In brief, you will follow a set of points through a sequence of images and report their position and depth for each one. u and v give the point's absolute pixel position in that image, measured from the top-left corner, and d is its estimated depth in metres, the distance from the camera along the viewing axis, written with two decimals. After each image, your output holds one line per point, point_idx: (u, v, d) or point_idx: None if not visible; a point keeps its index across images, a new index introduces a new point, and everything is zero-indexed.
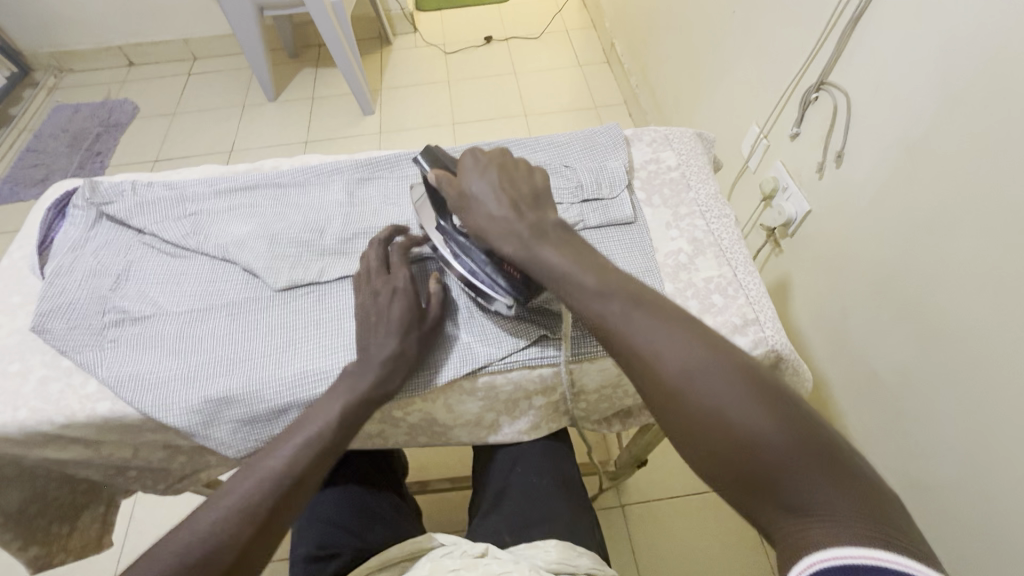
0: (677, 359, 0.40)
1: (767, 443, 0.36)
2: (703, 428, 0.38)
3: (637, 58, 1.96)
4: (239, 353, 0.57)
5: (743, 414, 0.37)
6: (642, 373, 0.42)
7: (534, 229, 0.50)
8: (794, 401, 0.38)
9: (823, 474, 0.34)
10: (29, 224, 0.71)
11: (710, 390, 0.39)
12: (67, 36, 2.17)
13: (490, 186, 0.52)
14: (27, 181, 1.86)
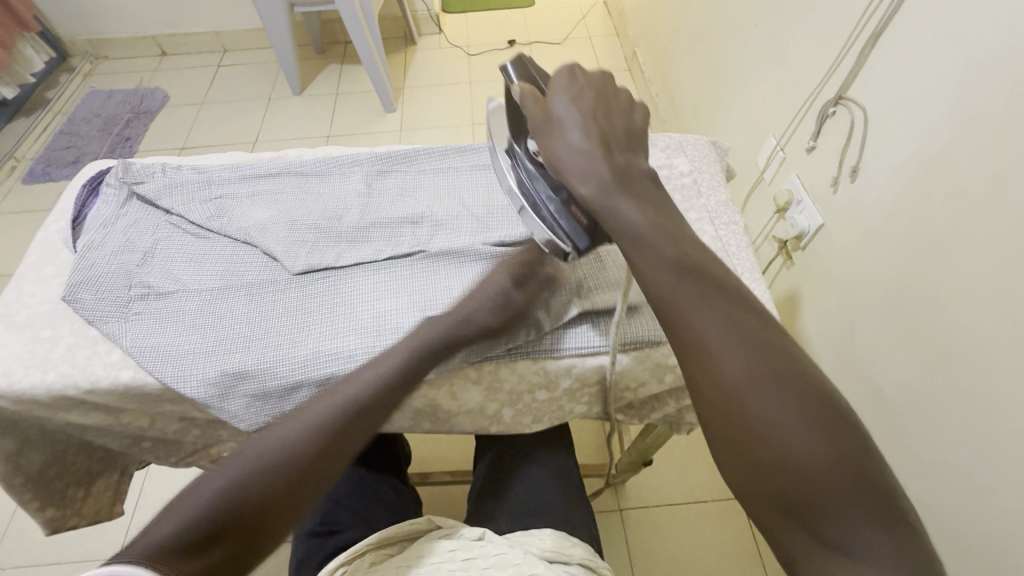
0: (743, 363, 0.35)
1: (823, 473, 0.32)
2: (754, 443, 0.34)
3: (659, 67, 1.97)
4: (257, 332, 0.59)
5: (797, 428, 0.33)
6: (688, 351, 0.37)
7: (621, 173, 0.45)
8: (852, 427, 0.34)
9: (872, 516, 0.31)
10: (64, 200, 0.74)
11: (771, 396, 0.34)
12: (104, 24, 2.24)
13: (583, 113, 0.47)
14: (59, 162, 1.93)
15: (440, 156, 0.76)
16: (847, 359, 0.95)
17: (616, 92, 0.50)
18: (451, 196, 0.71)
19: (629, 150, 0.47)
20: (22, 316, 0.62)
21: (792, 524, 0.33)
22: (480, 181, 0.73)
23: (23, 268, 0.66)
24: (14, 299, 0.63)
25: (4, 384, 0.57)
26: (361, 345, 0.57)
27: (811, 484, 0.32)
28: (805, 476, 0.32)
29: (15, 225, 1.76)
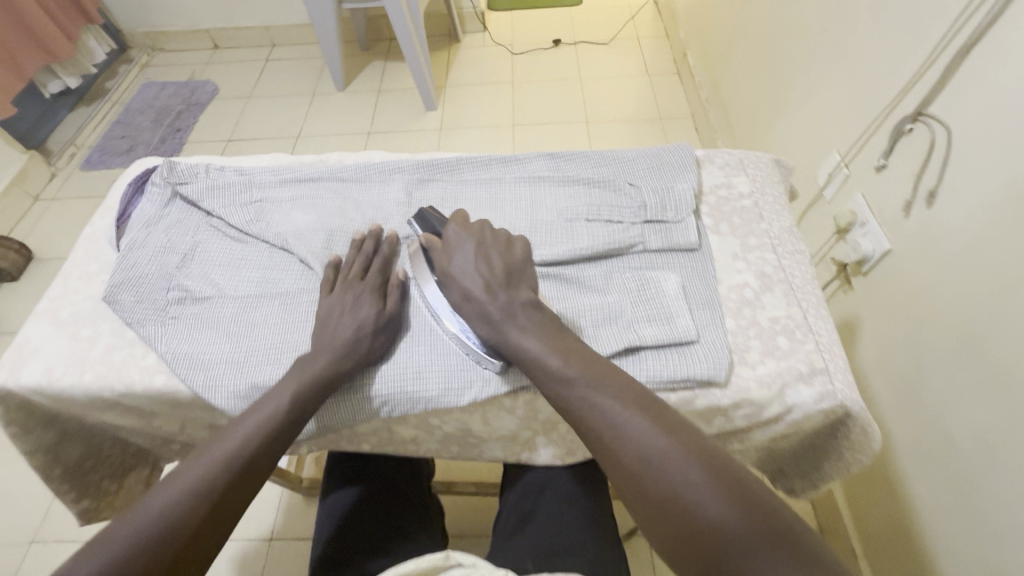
0: (636, 444, 0.44)
1: (723, 526, 0.38)
2: (665, 511, 0.41)
3: (710, 71, 1.89)
4: (287, 345, 0.57)
5: (699, 492, 0.40)
6: (609, 463, 0.45)
7: (503, 312, 0.52)
8: (747, 485, 0.40)
9: (778, 560, 0.36)
10: (112, 197, 0.75)
11: (670, 466, 0.42)
12: (162, 18, 2.31)
13: (469, 264, 0.55)
14: (114, 151, 2.00)
15: (484, 167, 0.73)
16: (911, 401, 0.87)
17: (495, 235, 0.58)
18: (494, 210, 0.68)
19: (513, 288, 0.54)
20: (65, 312, 0.62)
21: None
22: (525, 195, 0.70)
23: (70, 264, 0.67)
24: (59, 294, 0.64)
25: (44, 381, 0.57)
26: (392, 366, 0.55)
27: (718, 540, 0.38)
28: (732, 562, 0.37)
29: (70, 211, 1.83)
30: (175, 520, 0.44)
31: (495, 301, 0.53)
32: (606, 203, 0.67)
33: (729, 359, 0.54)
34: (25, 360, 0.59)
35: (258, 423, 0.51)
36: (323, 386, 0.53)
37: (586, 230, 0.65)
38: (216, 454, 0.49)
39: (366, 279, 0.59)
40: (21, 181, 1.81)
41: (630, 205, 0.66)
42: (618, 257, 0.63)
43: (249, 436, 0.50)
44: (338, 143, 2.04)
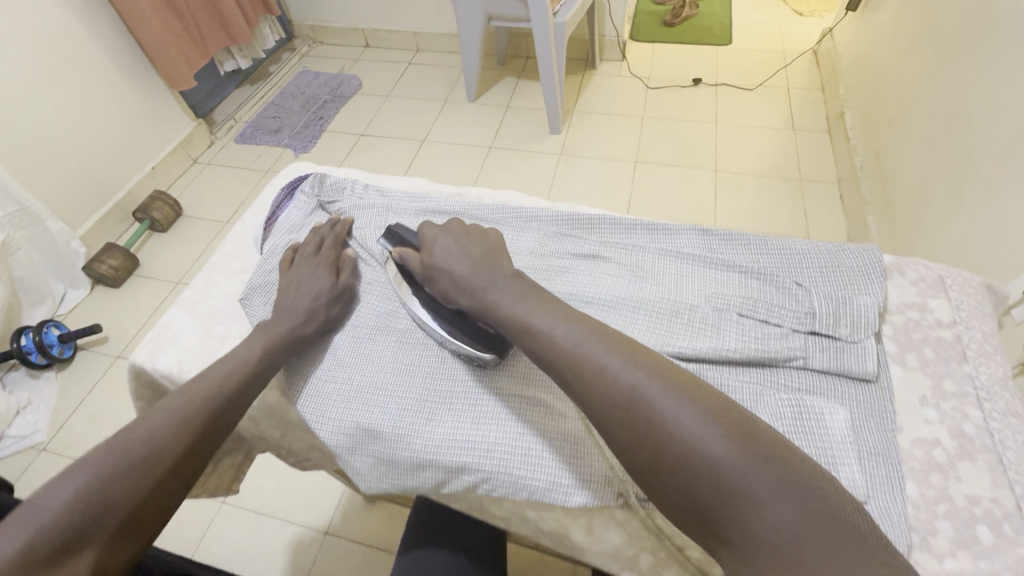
0: (622, 381, 0.42)
1: (714, 460, 0.37)
2: (654, 448, 0.40)
3: (872, 138, 1.69)
4: (399, 390, 0.55)
5: (689, 424, 0.39)
6: (593, 397, 0.43)
7: (486, 282, 0.51)
8: (735, 411, 0.40)
9: (771, 485, 0.36)
10: (265, 196, 0.79)
11: (659, 399, 0.41)
12: (327, 14, 2.52)
13: (452, 248, 0.54)
14: (264, 129, 2.19)
15: (628, 232, 0.68)
16: None
17: (476, 226, 0.57)
18: (630, 281, 0.62)
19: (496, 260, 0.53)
20: (203, 306, 0.66)
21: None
22: (668, 272, 0.63)
23: (216, 257, 0.71)
24: (202, 286, 0.68)
25: (175, 371, 0.60)
26: (502, 439, 0.51)
27: (711, 477, 0.37)
28: (729, 493, 0.37)
29: (219, 177, 2.03)
30: (163, 444, 0.45)
31: (480, 278, 0.51)
32: (763, 299, 0.59)
33: (908, 540, 0.43)
34: (163, 345, 0.62)
35: (233, 370, 0.53)
36: (291, 345, 0.57)
37: (735, 327, 0.56)
38: (198, 392, 0.50)
39: (319, 256, 0.63)
40: (186, 145, 2.03)
41: (793, 308, 0.57)
42: (770, 368, 0.54)
43: (226, 377, 0.52)
44: (460, 152, 2.09)
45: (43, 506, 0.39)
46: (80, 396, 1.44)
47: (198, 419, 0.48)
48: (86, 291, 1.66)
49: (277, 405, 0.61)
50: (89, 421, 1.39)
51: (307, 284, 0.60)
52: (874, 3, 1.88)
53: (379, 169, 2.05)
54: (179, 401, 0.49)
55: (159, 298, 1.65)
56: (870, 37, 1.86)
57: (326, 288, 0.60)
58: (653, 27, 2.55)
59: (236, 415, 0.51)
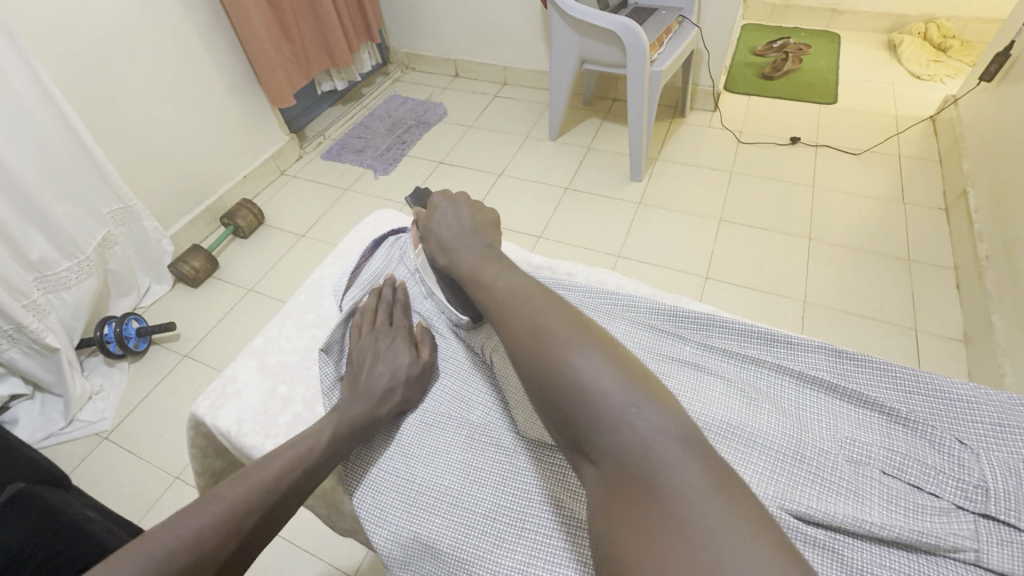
0: (531, 321, 0.42)
1: (603, 393, 0.37)
2: (552, 382, 0.39)
3: (1005, 225, 1.48)
4: (465, 501, 0.48)
5: (588, 360, 0.38)
6: (509, 331, 0.43)
7: (469, 239, 0.55)
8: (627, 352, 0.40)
9: (653, 414, 0.36)
10: (349, 246, 0.79)
11: (562, 330, 0.41)
12: (423, 44, 2.61)
13: (449, 214, 0.59)
14: (349, 148, 2.26)
15: (740, 339, 0.59)
16: None
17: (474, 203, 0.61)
18: (742, 402, 0.53)
19: (480, 232, 0.57)
20: (271, 359, 0.64)
21: (627, 502, 0.34)
22: (788, 399, 0.54)
23: (291, 306, 0.70)
24: (274, 336, 0.67)
25: (234, 432, 0.58)
26: None
27: (591, 408, 0.37)
28: (603, 426, 0.36)
29: (301, 190, 2.09)
30: (217, 542, 0.40)
31: (462, 238, 0.56)
32: (915, 457, 0.48)
33: None
34: (225, 399, 0.61)
35: (297, 453, 0.48)
36: (362, 429, 0.52)
37: (878, 489, 0.46)
38: (256, 478, 0.45)
39: (393, 327, 0.60)
40: (276, 157, 2.12)
41: (956, 478, 0.46)
42: (927, 555, 0.43)
43: (287, 465, 0.47)
44: (535, 190, 2.04)
45: None
46: (145, 390, 1.48)
47: (252, 516, 0.43)
48: (168, 287, 1.72)
49: (331, 487, 0.58)
50: (149, 417, 1.42)
51: (384, 358, 0.57)
52: (1015, 76, 1.69)
53: (453, 197, 2.03)
54: (231, 489, 0.43)
55: (230, 303, 1.69)
56: (1007, 111, 1.66)
57: (405, 363, 0.56)
58: (750, 79, 2.44)
59: (288, 509, 0.46)
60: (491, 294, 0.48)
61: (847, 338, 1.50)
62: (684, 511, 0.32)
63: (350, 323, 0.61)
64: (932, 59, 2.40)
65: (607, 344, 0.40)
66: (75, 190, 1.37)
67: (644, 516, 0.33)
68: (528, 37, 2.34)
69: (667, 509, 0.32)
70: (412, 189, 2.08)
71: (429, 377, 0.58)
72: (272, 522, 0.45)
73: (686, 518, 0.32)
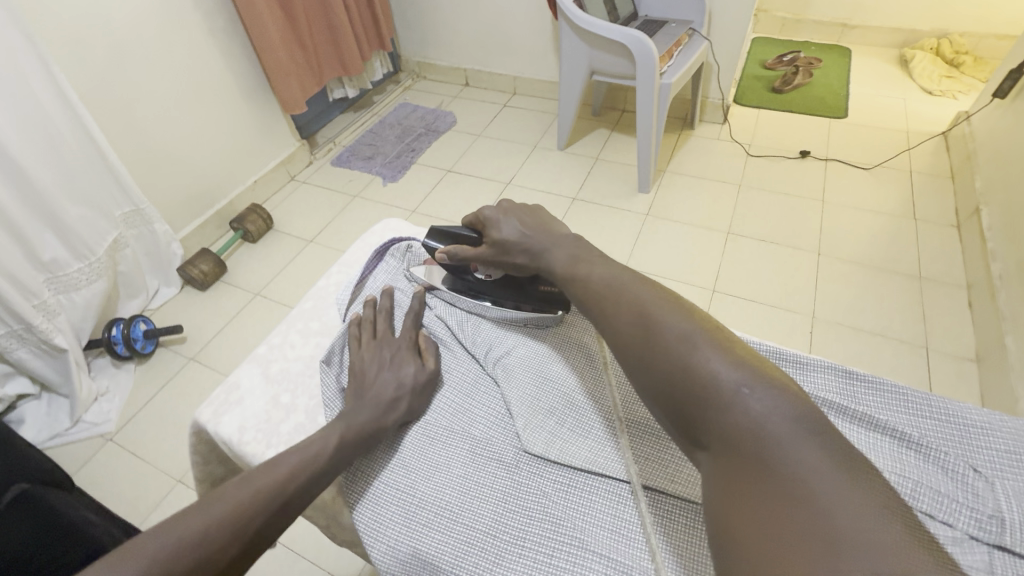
0: (646, 310, 0.44)
1: (716, 377, 0.38)
2: (668, 365, 0.40)
3: (1018, 244, 1.46)
4: (465, 517, 0.48)
5: (708, 347, 0.40)
6: (622, 320, 0.45)
7: (551, 243, 0.56)
8: (742, 344, 0.41)
9: (774, 396, 0.37)
10: (354, 255, 0.79)
11: (677, 319, 0.43)
12: (435, 53, 2.63)
13: (517, 223, 0.59)
14: (359, 155, 2.28)
15: None
16: None
17: (532, 209, 0.63)
18: None
19: (553, 230, 0.58)
20: (274, 367, 0.64)
21: (744, 481, 0.35)
22: None
23: (296, 313, 0.71)
24: (278, 343, 0.67)
25: (235, 440, 0.58)
26: None
27: (707, 391, 0.38)
28: (720, 408, 0.37)
29: (311, 196, 2.11)
30: (220, 545, 0.39)
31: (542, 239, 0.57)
32: (926, 483, 0.46)
33: None
34: (228, 406, 0.61)
35: (303, 457, 0.47)
36: (368, 437, 0.52)
37: None
38: (263, 480, 0.44)
39: (397, 338, 0.60)
40: (287, 163, 2.14)
41: (969, 508, 0.44)
42: None
43: (293, 471, 0.46)
44: (543, 199, 2.04)
45: None
46: (151, 393, 1.48)
47: (257, 519, 0.42)
48: (176, 290, 1.74)
49: (330, 499, 0.57)
50: (153, 419, 1.42)
51: (389, 367, 0.57)
52: None
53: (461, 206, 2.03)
54: (237, 490, 0.42)
55: (237, 307, 1.70)
56: (1021, 128, 1.64)
57: (411, 372, 0.56)
58: (760, 92, 2.44)
59: (293, 514, 0.45)
60: (590, 289, 0.50)
61: (855, 355, 1.48)
62: (805, 491, 0.32)
63: (352, 333, 0.61)
64: (944, 75, 2.38)
65: (722, 334, 0.42)
66: (88, 191, 1.38)
67: (765, 497, 0.33)
68: (538, 47, 2.35)
69: (795, 487, 0.33)
70: (421, 197, 2.08)
71: (433, 388, 0.58)
72: (276, 526, 0.43)
73: (813, 496, 0.32)
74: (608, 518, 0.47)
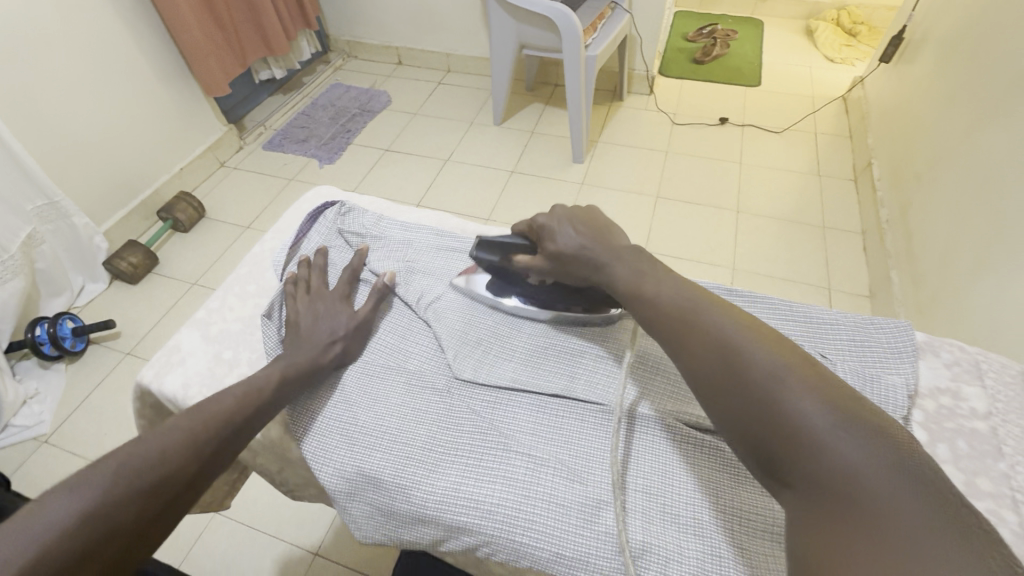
0: (727, 342, 0.44)
1: (809, 416, 0.38)
2: (752, 399, 0.40)
3: (900, 193, 1.66)
4: (404, 436, 0.54)
5: (802, 388, 0.39)
6: (695, 353, 0.45)
7: (626, 260, 0.55)
8: (837, 383, 0.40)
9: (876, 446, 0.36)
10: (287, 222, 0.81)
11: (760, 351, 0.42)
12: (364, 31, 2.58)
13: (575, 230, 0.58)
14: (293, 137, 2.23)
15: None
16: None
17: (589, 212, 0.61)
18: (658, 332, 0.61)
19: (608, 240, 0.58)
20: (214, 328, 0.67)
21: (829, 523, 0.34)
22: None
23: (233, 278, 0.73)
24: (216, 308, 0.69)
25: (181, 395, 0.61)
26: (506, 499, 0.49)
27: (794, 429, 0.38)
28: (809, 449, 0.37)
29: (243, 182, 2.05)
30: (176, 464, 0.44)
31: (602, 253, 0.56)
32: None
33: None
34: (170, 367, 0.63)
35: (247, 391, 0.52)
36: (308, 374, 0.57)
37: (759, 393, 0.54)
38: (210, 411, 0.49)
39: (332, 292, 0.65)
40: (214, 148, 2.06)
41: None
42: None
43: (238, 404, 0.50)
44: (481, 174, 2.08)
45: (46, 516, 0.38)
46: (86, 391, 1.43)
47: (209, 443, 0.47)
48: (104, 286, 1.67)
49: (279, 439, 0.62)
50: (91, 417, 1.38)
51: (325, 316, 0.61)
52: (909, 56, 1.87)
53: (400, 184, 2.05)
54: (189, 419, 0.47)
55: (174, 298, 1.65)
56: (903, 89, 1.83)
57: (348, 322, 0.61)
58: (682, 64, 2.56)
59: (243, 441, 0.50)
60: (659, 309, 0.50)
61: None
62: (900, 536, 0.31)
63: (288, 287, 0.65)
64: (844, 44, 2.60)
65: (817, 375, 0.41)
66: None
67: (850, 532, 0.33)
68: (468, 24, 2.37)
69: (888, 534, 0.32)
70: (360, 178, 2.07)
71: (367, 333, 0.63)
72: (229, 450, 0.49)
73: (910, 544, 0.31)
74: (528, 425, 0.54)
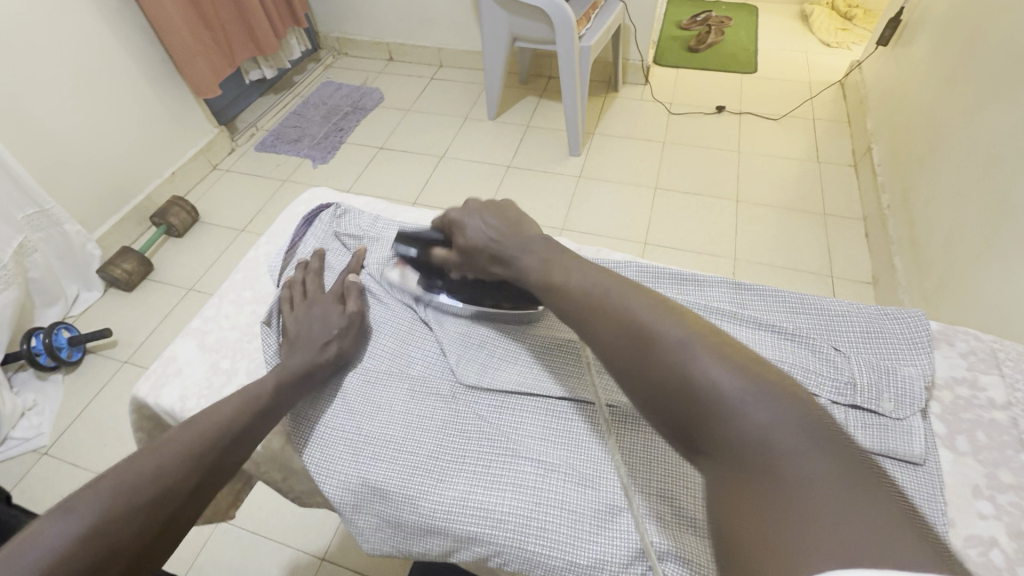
0: (639, 317, 0.42)
1: (719, 386, 0.36)
2: (662, 372, 0.38)
3: (901, 177, 1.64)
4: (409, 445, 0.52)
5: (709, 361, 0.37)
6: (605, 333, 0.43)
7: (529, 249, 0.52)
8: (740, 348, 0.39)
9: (787, 409, 0.34)
10: (280, 226, 0.80)
11: (670, 325, 0.40)
12: (354, 28, 2.55)
13: (484, 224, 0.56)
14: (286, 138, 2.20)
15: (653, 281, 0.65)
16: None
17: (501, 206, 0.60)
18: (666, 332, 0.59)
19: (521, 230, 0.55)
20: (210, 338, 0.65)
21: (747, 492, 0.32)
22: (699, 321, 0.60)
23: (228, 286, 0.71)
24: (211, 316, 0.68)
25: (177, 408, 0.59)
26: (517, 507, 0.47)
27: (704, 399, 0.36)
28: (723, 419, 0.35)
29: (236, 184, 2.02)
30: (175, 480, 0.43)
31: (510, 241, 0.54)
32: (798, 363, 0.54)
33: None
34: (166, 378, 0.62)
35: (244, 400, 0.51)
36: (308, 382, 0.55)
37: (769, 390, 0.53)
38: (209, 422, 0.48)
39: (325, 294, 0.63)
40: (206, 151, 2.03)
41: (831, 376, 0.53)
42: None
43: (236, 415, 0.49)
44: (477, 170, 2.06)
45: (41, 539, 0.37)
46: (84, 401, 1.41)
47: (208, 456, 0.46)
48: (99, 294, 1.65)
49: (281, 448, 0.60)
50: (90, 427, 1.36)
51: (320, 320, 0.59)
52: (907, 38, 1.85)
53: (396, 183, 2.02)
54: (185, 432, 0.46)
55: (170, 304, 1.63)
56: (901, 72, 1.81)
57: (341, 324, 0.59)
58: (677, 53, 2.53)
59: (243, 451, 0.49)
60: (570, 297, 0.47)
61: None
62: (809, 498, 0.30)
63: (284, 293, 0.64)
64: (840, 28, 2.57)
65: (723, 342, 0.39)
66: None
67: (766, 501, 0.31)
68: (460, 18, 2.33)
69: (802, 500, 0.31)
70: (355, 177, 2.05)
71: (364, 337, 0.61)
72: (228, 462, 0.48)
73: (825, 509, 0.30)
74: (535, 430, 0.53)
